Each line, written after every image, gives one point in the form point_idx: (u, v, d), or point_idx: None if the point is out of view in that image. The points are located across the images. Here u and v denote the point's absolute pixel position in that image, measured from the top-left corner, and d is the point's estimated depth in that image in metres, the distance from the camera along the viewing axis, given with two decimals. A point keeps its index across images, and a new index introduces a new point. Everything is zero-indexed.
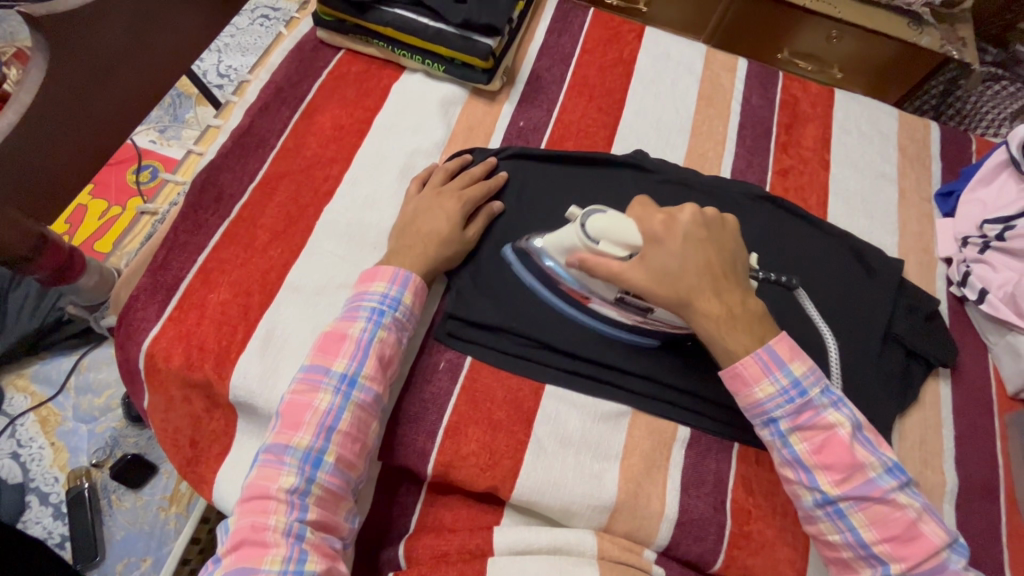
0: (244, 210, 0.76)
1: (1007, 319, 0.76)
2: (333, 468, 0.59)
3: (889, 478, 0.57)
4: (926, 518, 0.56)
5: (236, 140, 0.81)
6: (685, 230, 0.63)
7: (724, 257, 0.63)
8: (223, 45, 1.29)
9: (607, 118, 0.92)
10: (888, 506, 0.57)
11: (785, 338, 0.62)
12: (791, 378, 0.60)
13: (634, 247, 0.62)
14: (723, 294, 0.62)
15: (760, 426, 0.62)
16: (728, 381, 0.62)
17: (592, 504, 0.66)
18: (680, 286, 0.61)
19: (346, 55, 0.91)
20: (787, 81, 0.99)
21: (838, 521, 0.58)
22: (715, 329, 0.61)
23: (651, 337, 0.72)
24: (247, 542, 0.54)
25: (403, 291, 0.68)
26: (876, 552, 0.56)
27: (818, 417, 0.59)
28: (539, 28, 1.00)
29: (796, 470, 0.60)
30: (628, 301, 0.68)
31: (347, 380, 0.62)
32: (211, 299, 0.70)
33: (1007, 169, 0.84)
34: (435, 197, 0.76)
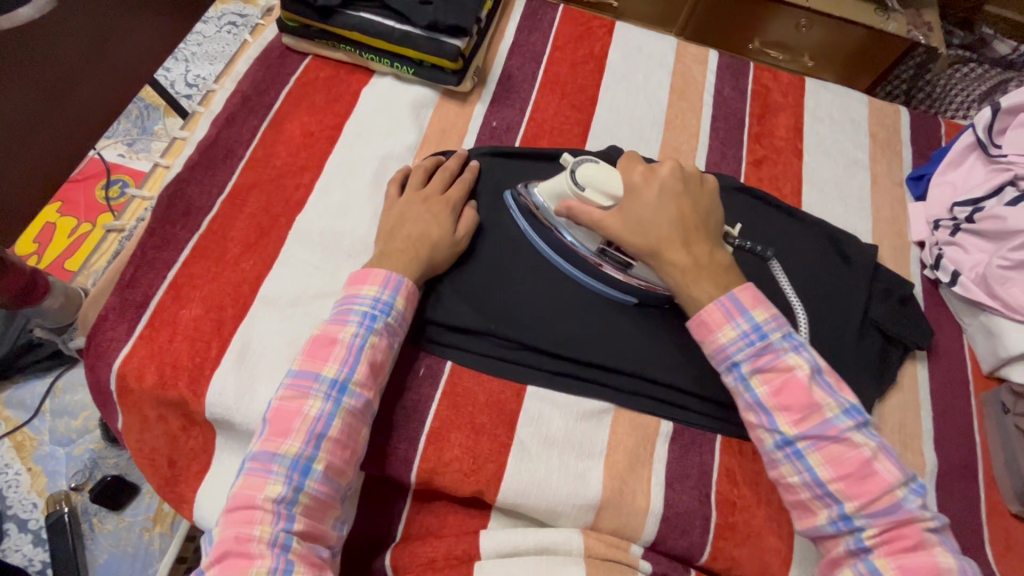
0: (214, 223, 0.75)
1: (979, 299, 0.77)
2: (322, 476, 0.58)
3: (846, 418, 0.58)
4: (882, 457, 0.57)
5: (203, 151, 0.80)
6: (661, 183, 0.66)
7: (698, 211, 0.66)
8: (190, 55, 1.26)
9: (581, 115, 0.92)
10: (843, 445, 0.57)
11: (750, 287, 0.63)
12: (751, 323, 0.61)
13: (613, 196, 0.67)
14: (691, 246, 0.64)
15: (724, 372, 0.62)
16: (694, 330, 0.63)
17: (577, 504, 0.66)
18: (652, 235, 0.65)
19: (314, 61, 0.90)
20: (757, 72, 1.00)
21: (796, 462, 0.58)
22: (681, 278, 0.64)
23: (628, 295, 0.74)
24: (230, 555, 0.53)
25: (395, 295, 0.66)
26: (831, 490, 0.56)
27: (777, 360, 0.60)
28: (509, 26, 0.99)
29: (757, 413, 0.60)
30: (610, 253, 0.72)
31: (337, 385, 0.61)
32: (183, 315, 0.69)
33: (976, 151, 0.85)
34: (421, 202, 0.75)
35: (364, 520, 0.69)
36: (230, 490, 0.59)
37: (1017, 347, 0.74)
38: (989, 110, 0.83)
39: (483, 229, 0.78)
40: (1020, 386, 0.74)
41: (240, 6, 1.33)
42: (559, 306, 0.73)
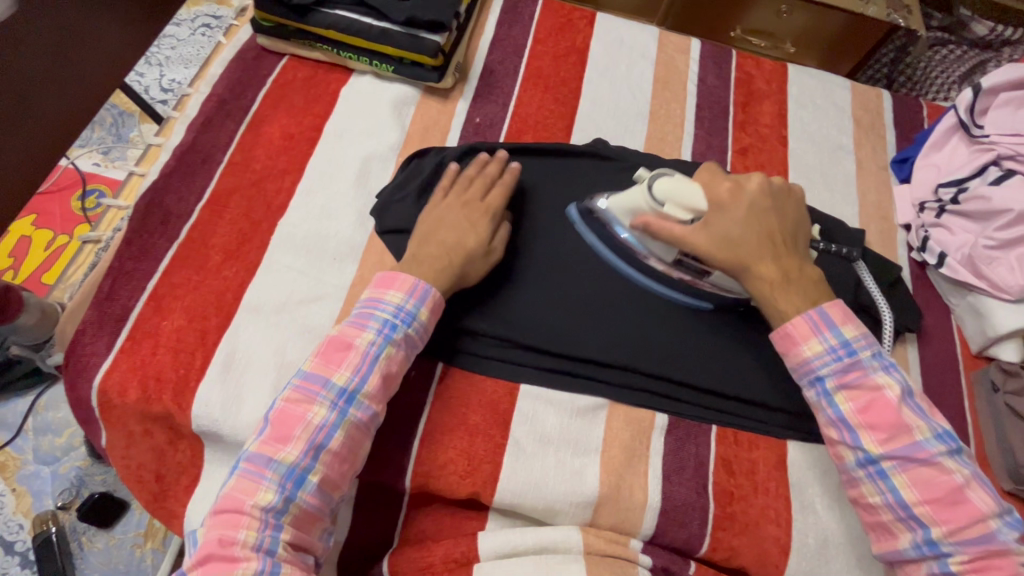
0: (194, 231, 0.73)
1: (967, 281, 0.77)
2: (315, 488, 0.57)
3: (938, 442, 0.57)
4: (975, 486, 0.56)
5: (179, 158, 0.78)
6: (750, 198, 0.67)
7: (784, 225, 0.67)
8: (163, 59, 1.23)
9: (564, 109, 0.91)
10: (933, 468, 0.57)
11: (838, 303, 0.63)
12: (839, 339, 0.61)
13: (697, 210, 0.65)
14: (781, 259, 0.65)
15: (806, 386, 0.63)
16: (777, 341, 0.64)
17: (575, 501, 0.65)
18: (740, 250, 0.65)
19: (290, 61, 0.88)
20: (740, 60, 1.00)
21: (879, 482, 0.58)
22: (767, 290, 0.64)
23: (704, 300, 0.74)
24: (213, 558, 0.52)
25: (420, 305, 0.65)
26: (917, 513, 0.56)
27: (865, 378, 0.60)
28: (489, 20, 0.98)
29: (839, 430, 0.61)
30: (686, 263, 0.70)
31: (346, 395, 0.59)
32: (165, 326, 0.67)
33: (958, 132, 0.86)
34: (459, 210, 0.71)
35: (359, 528, 0.68)
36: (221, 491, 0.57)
37: (1006, 326, 0.74)
38: (970, 90, 0.83)
39: None
40: (1008, 364, 0.74)
41: (214, 7, 1.29)
42: (553, 302, 0.73)
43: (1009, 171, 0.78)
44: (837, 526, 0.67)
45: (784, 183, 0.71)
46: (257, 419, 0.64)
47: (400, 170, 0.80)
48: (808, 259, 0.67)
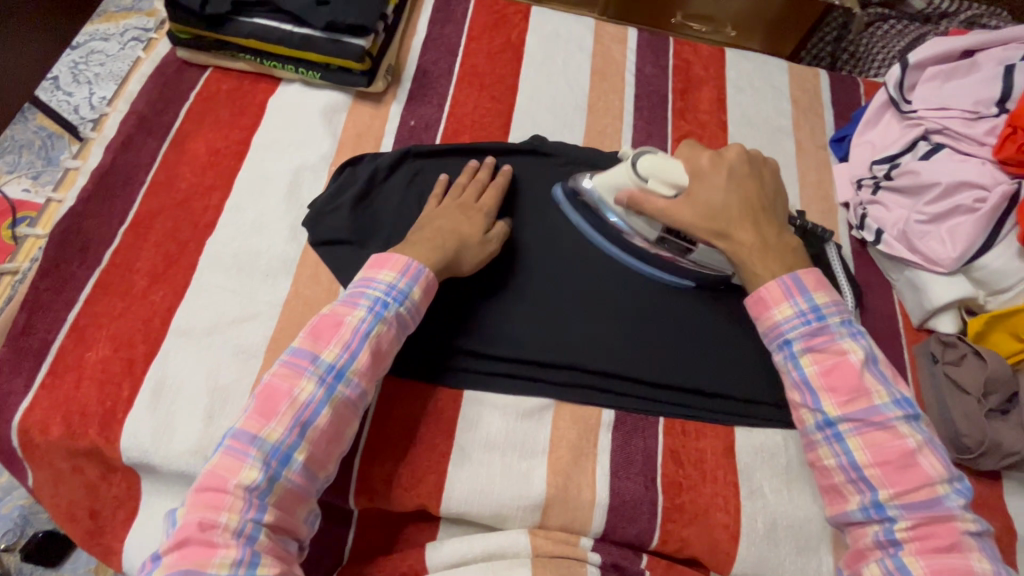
0: (116, 257, 0.71)
1: (902, 256, 0.78)
2: (302, 467, 0.56)
3: (895, 408, 0.59)
4: (927, 452, 0.57)
5: (98, 181, 0.75)
6: (729, 166, 0.69)
7: (764, 195, 0.69)
8: (93, 77, 1.18)
9: (501, 106, 0.89)
10: (888, 433, 0.58)
11: (813, 271, 0.64)
12: (810, 304, 0.62)
13: (679, 185, 0.68)
14: (761, 226, 0.67)
15: (774, 349, 0.64)
16: (751, 305, 0.65)
17: (522, 505, 0.65)
18: (720, 217, 0.67)
19: (214, 73, 0.86)
20: (678, 47, 0.99)
21: (835, 445, 0.59)
22: (747, 257, 0.66)
23: (686, 279, 0.75)
24: (191, 541, 0.51)
25: (412, 284, 0.64)
26: (868, 475, 0.57)
27: (832, 343, 0.61)
28: (421, 20, 0.96)
29: (802, 392, 0.61)
30: (670, 240, 0.72)
31: (334, 371, 0.58)
32: (89, 358, 0.65)
33: (890, 109, 0.87)
34: (456, 204, 0.73)
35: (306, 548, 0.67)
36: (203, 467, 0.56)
37: (940, 299, 0.75)
38: (898, 67, 0.84)
39: (378, 233, 0.75)
40: (946, 335, 0.75)
41: (145, 20, 1.23)
42: (497, 303, 0.73)
43: (938, 145, 0.79)
44: (785, 509, 0.67)
45: (759, 154, 0.73)
46: (190, 447, 0.62)
47: (333, 180, 0.78)
48: (788, 227, 0.69)
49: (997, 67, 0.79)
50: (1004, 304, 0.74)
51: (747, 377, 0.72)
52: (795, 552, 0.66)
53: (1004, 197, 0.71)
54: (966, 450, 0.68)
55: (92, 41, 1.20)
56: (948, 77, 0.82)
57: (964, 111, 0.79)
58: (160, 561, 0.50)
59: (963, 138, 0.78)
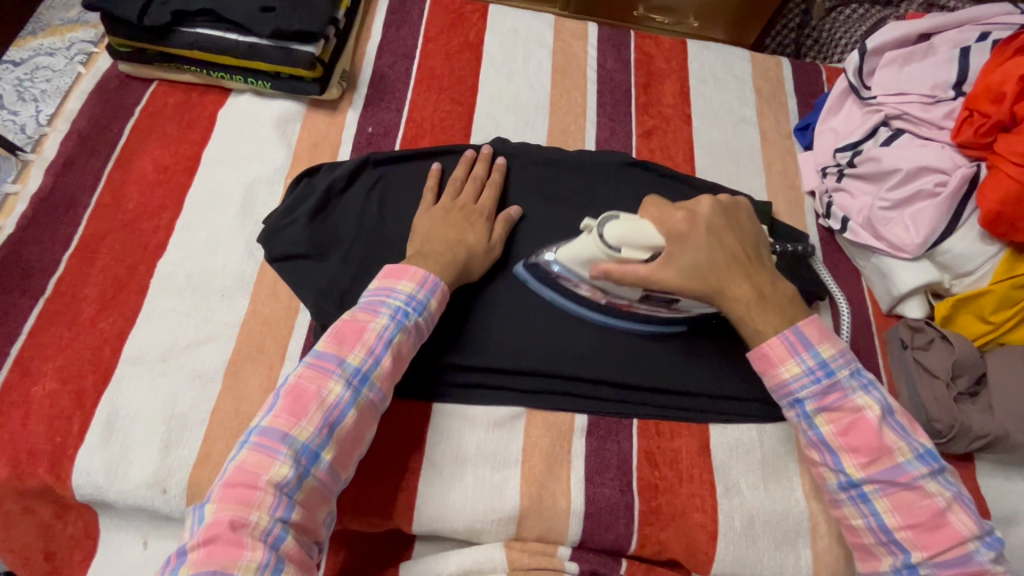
0: (61, 284, 0.68)
1: (868, 243, 0.77)
2: (328, 466, 0.54)
3: (920, 464, 0.58)
4: (956, 508, 0.56)
5: (39, 206, 0.72)
6: (706, 222, 0.65)
7: (747, 245, 0.66)
8: (37, 93, 0.94)
9: (460, 108, 0.87)
10: (915, 493, 0.57)
11: (815, 320, 0.63)
12: (817, 360, 0.61)
13: (654, 246, 0.62)
14: (753, 276, 0.64)
15: (786, 408, 0.63)
16: (755, 362, 0.63)
17: (496, 518, 0.64)
18: (710, 277, 0.63)
19: (159, 87, 0.83)
20: (639, 40, 0.98)
21: (862, 506, 0.59)
22: (745, 313, 0.63)
23: (678, 324, 0.72)
24: (219, 541, 0.48)
25: (430, 296, 0.63)
26: (898, 537, 0.57)
27: (846, 400, 0.60)
28: (376, 23, 0.94)
29: (821, 452, 0.61)
30: (654, 297, 0.67)
31: (360, 375, 0.57)
32: (36, 392, 0.62)
33: (851, 96, 0.86)
34: (456, 211, 0.71)
35: None
36: (225, 464, 0.53)
37: (908, 285, 0.75)
38: (856, 53, 0.84)
39: (339, 242, 0.72)
40: (915, 320, 0.74)
41: (93, 33, 1.02)
42: (463, 310, 0.71)
43: (898, 131, 0.80)
44: (761, 505, 0.66)
45: (731, 198, 0.70)
46: (146, 480, 0.60)
47: (289, 193, 0.75)
48: (777, 271, 0.67)
49: (953, 50, 0.79)
50: (968, 287, 0.74)
51: (719, 374, 0.71)
52: (773, 548, 0.65)
53: (963, 181, 0.71)
54: (938, 435, 0.68)
55: (37, 57, 0.99)
56: (905, 62, 0.82)
57: (921, 96, 0.79)
58: (184, 558, 0.48)
59: (922, 123, 0.78)
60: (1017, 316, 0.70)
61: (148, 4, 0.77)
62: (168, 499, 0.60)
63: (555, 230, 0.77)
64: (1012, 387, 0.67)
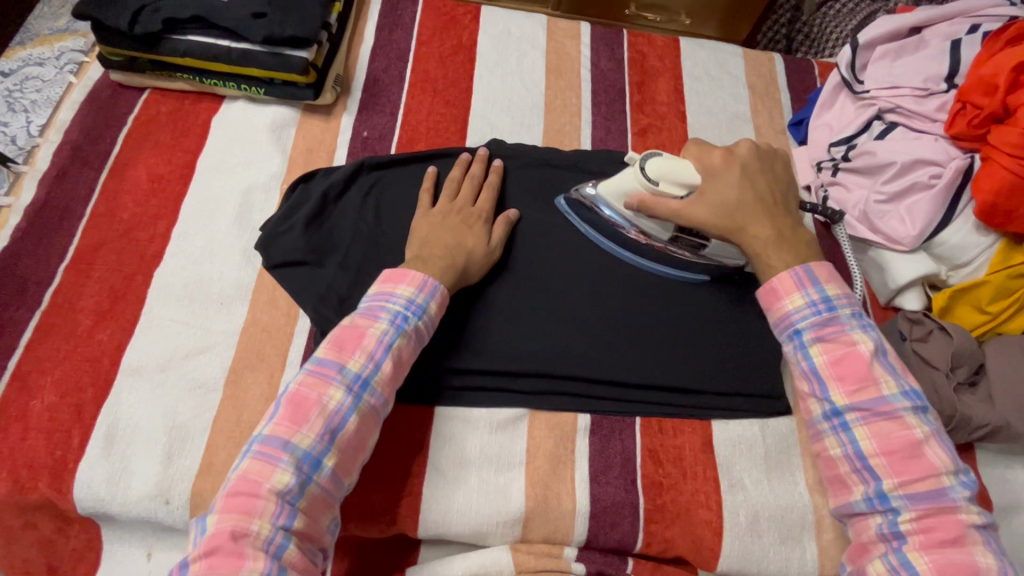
0: (57, 296, 0.67)
1: (865, 237, 0.78)
2: (331, 473, 0.54)
3: (903, 399, 0.56)
4: (932, 443, 0.55)
5: (33, 218, 0.71)
6: (742, 162, 0.69)
7: (777, 190, 0.68)
8: (28, 104, 0.92)
9: (455, 110, 0.87)
10: (895, 423, 0.56)
11: (825, 264, 0.63)
12: (821, 295, 0.61)
13: (690, 184, 0.67)
14: (776, 219, 0.66)
15: (783, 340, 0.62)
16: (762, 297, 0.64)
17: (501, 520, 0.63)
18: (735, 211, 0.66)
19: (152, 95, 0.82)
20: (631, 39, 0.98)
21: (841, 434, 0.57)
22: (762, 250, 0.65)
23: (701, 273, 0.75)
24: (221, 551, 0.48)
25: (429, 299, 0.62)
26: (873, 465, 0.55)
27: (841, 333, 0.59)
28: (368, 27, 0.93)
29: (810, 381, 0.59)
30: (683, 239, 0.71)
31: (361, 381, 0.57)
32: (34, 406, 0.61)
33: (844, 90, 0.87)
34: (455, 215, 0.71)
35: None
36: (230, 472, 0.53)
37: (905, 277, 0.75)
38: (848, 48, 0.84)
39: (336, 247, 0.71)
40: (912, 313, 0.74)
41: (82, 41, 0.99)
42: (463, 312, 0.71)
43: (892, 124, 0.80)
44: (766, 499, 0.67)
45: (771, 147, 0.73)
46: (149, 492, 0.59)
47: (285, 200, 0.75)
48: (801, 222, 0.69)
49: (945, 43, 0.79)
50: (965, 279, 0.75)
51: (721, 369, 0.71)
52: (779, 542, 0.65)
53: (957, 173, 0.72)
54: (939, 425, 0.68)
55: (26, 67, 0.97)
56: (897, 55, 0.82)
57: (914, 89, 0.79)
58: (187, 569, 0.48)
59: (915, 116, 0.79)
60: (1015, 305, 0.71)
61: (138, 12, 0.76)
62: (172, 510, 0.59)
63: (555, 229, 0.77)
64: (1009, 376, 0.68)
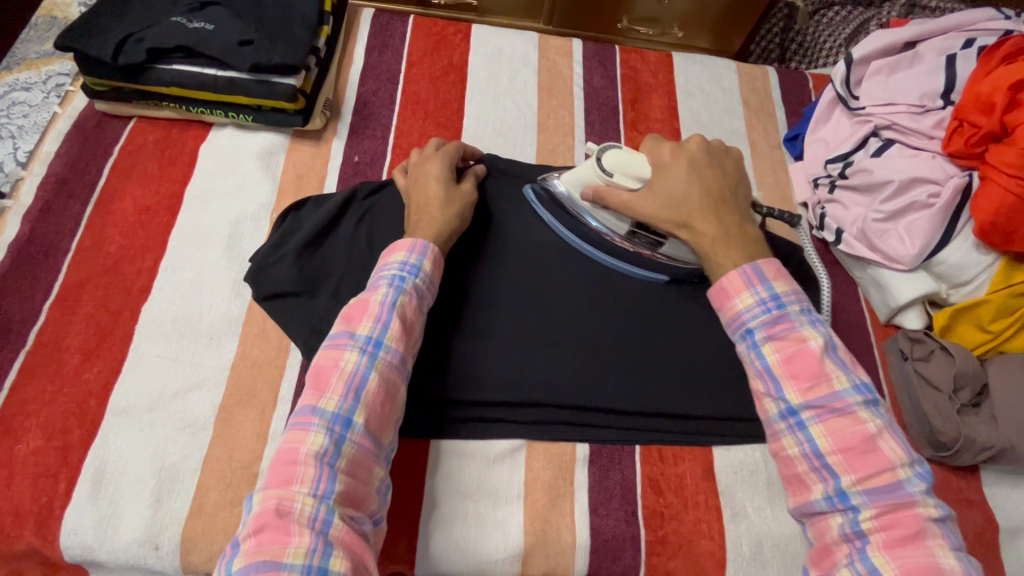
0: (43, 334, 0.66)
1: (864, 255, 0.77)
2: (364, 431, 0.52)
3: (855, 393, 0.53)
4: (887, 435, 0.51)
5: (17, 254, 0.70)
6: (690, 156, 0.66)
7: (726, 184, 0.65)
8: (14, 130, 0.90)
9: (447, 132, 0.86)
10: (847, 419, 0.52)
11: (774, 260, 0.59)
12: (771, 292, 0.56)
13: (642, 177, 0.67)
14: (723, 215, 0.63)
15: (737, 341, 0.58)
16: (713, 298, 0.59)
17: (500, 556, 0.62)
18: (683, 206, 0.63)
19: (138, 124, 0.81)
20: (624, 55, 0.97)
21: (797, 433, 0.53)
22: (709, 247, 0.61)
23: (659, 273, 0.75)
24: (268, 528, 0.46)
25: (422, 258, 0.62)
26: (830, 463, 0.51)
27: (793, 331, 0.55)
28: (357, 49, 0.92)
29: (765, 381, 0.55)
30: (640, 234, 0.72)
31: (373, 341, 0.56)
32: (19, 451, 0.60)
33: (839, 105, 0.86)
34: (421, 165, 0.73)
35: None
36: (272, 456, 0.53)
37: (906, 295, 0.74)
38: (842, 64, 0.83)
39: (328, 276, 0.70)
40: (913, 332, 0.74)
41: (69, 65, 0.98)
42: (459, 340, 0.70)
43: (888, 141, 0.80)
44: (769, 528, 0.65)
45: (723, 145, 0.70)
46: (138, 537, 0.58)
47: (275, 229, 0.73)
48: (751, 218, 0.65)
49: (940, 58, 0.78)
50: (965, 297, 0.74)
51: (725, 396, 0.69)
52: (783, 573, 0.64)
53: (957, 190, 0.71)
54: (943, 447, 0.68)
55: (12, 92, 0.95)
56: (892, 70, 0.82)
57: (910, 106, 0.78)
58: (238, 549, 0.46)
59: (912, 133, 0.78)
60: (1016, 323, 0.69)
61: (122, 42, 0.75)
62: (161, 556, 0.58)
63: (549, 250, 0.76)
64: (1012, 396, 0.66)
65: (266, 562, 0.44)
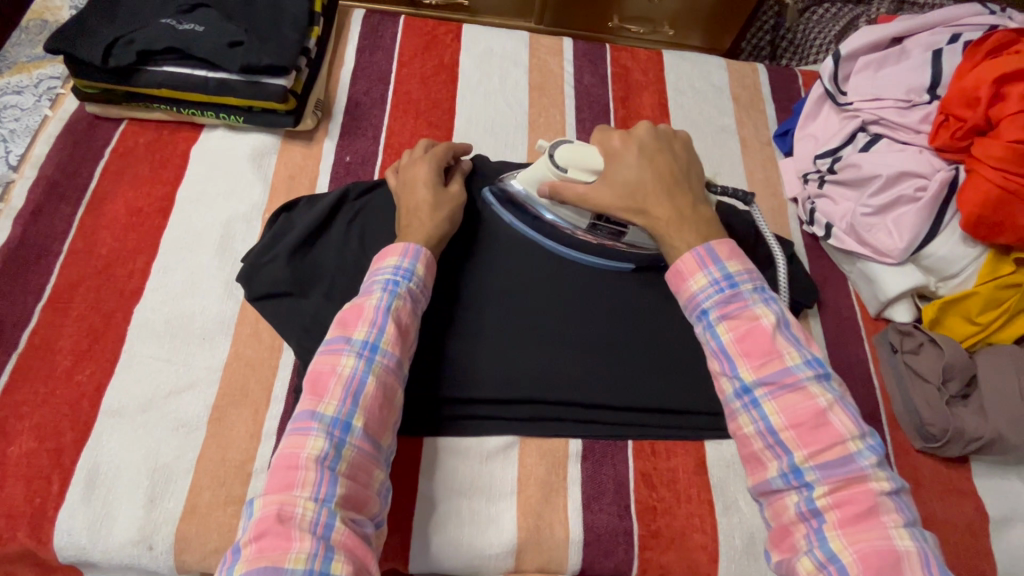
0: (35, 337, 0.66)
1: (852, 249, 0.78)
2: (363, 434, 0.53)
3: (806, 367, 0.52)
4: (838, 409, 0.51)
5: (8, 257, 0.70)
6: (639, 143, 0.66)
7: (677, 167, 0.66)
8: (7, 133, 0.91)
9: (438, 131, 0.87)
10: (799, 394, 0.52)
11: (727, 241, 0.59)
12: (723, 272, 0.57)
13: (595, 169, 0.67)
14: (676, 198, 0.63)
15: (693, 322, 0.58)
16: (669, 281, 0.60)
17: (493, 552, 0.63)
18: (636, 193, 0.64)
19: (129, 126, 0.81)
20: (615, 53, 0.98)
21: (752, 411, 0.53)
22: (665, 230, 0.62)
23: (626, 261, 0.75)
24: (270, 533, 0.46)
25: (415, 262, 0.62)
26: (783, 439, 0.51)
27: (745, 310, 0.55)
28: (348, 49, 0.92)
29: (720, 361, 0.55)
30: (601, 225, 0.71)
31: (369, 345, 0.56)
32: (11, 453, 0.60)
33: (827, 101, 0.87)
34: (409, 168, 0.73)
35: None
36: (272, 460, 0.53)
37: (896, 289, 0.74)
38: (830, 60, 0.84)
39: (319, 277, 0.70)
40: (903, 325, 0.74)
41: (59, 67, 0.98)
42: (451, 338, 0.70)
43: (876, 136, 0.80)
44: (761, 521, 0.66)
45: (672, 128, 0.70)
46: (131, 538, 0.58)
47: (267, 230, 0.73)
48: (705, 199, 0.65)
49: (925, 54, 0.79)
50: (954, 289, 0.74)
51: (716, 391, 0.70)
52: None
53: (943, 184, 0.72)
54: (933, 439, 0.68)
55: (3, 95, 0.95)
56: (879, 66, 0.82)
57: (897, 101, 0.79)
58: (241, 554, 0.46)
59: (899, 128, 0.78)
60: (1003, 316, 0.70)
61: (111, 44, 0.75)
62: (155, 556, 0.58)
63: (540, 248, 0.76)
64: (999, 388, 0.67)
65: (267, 567, 0.45)
